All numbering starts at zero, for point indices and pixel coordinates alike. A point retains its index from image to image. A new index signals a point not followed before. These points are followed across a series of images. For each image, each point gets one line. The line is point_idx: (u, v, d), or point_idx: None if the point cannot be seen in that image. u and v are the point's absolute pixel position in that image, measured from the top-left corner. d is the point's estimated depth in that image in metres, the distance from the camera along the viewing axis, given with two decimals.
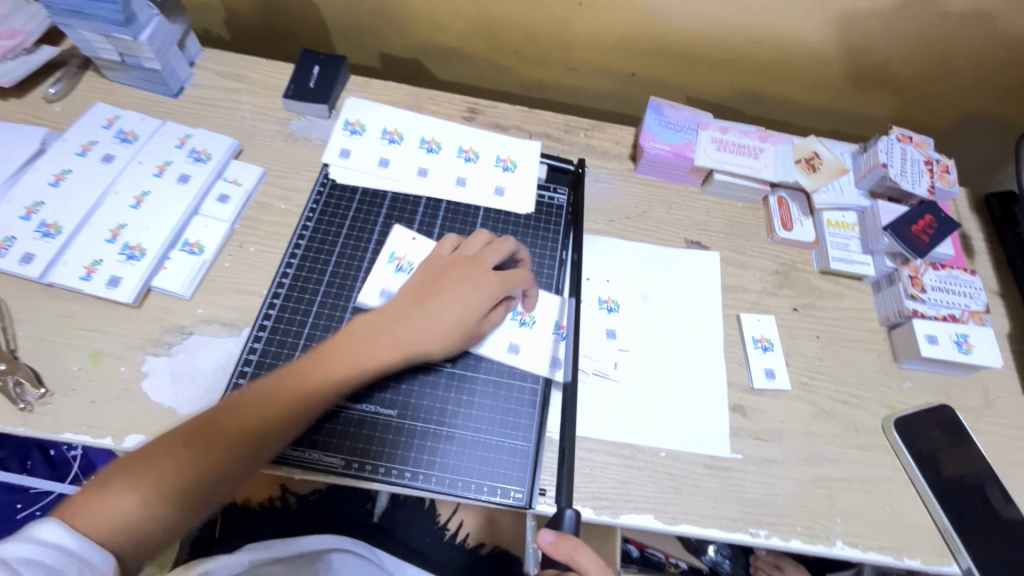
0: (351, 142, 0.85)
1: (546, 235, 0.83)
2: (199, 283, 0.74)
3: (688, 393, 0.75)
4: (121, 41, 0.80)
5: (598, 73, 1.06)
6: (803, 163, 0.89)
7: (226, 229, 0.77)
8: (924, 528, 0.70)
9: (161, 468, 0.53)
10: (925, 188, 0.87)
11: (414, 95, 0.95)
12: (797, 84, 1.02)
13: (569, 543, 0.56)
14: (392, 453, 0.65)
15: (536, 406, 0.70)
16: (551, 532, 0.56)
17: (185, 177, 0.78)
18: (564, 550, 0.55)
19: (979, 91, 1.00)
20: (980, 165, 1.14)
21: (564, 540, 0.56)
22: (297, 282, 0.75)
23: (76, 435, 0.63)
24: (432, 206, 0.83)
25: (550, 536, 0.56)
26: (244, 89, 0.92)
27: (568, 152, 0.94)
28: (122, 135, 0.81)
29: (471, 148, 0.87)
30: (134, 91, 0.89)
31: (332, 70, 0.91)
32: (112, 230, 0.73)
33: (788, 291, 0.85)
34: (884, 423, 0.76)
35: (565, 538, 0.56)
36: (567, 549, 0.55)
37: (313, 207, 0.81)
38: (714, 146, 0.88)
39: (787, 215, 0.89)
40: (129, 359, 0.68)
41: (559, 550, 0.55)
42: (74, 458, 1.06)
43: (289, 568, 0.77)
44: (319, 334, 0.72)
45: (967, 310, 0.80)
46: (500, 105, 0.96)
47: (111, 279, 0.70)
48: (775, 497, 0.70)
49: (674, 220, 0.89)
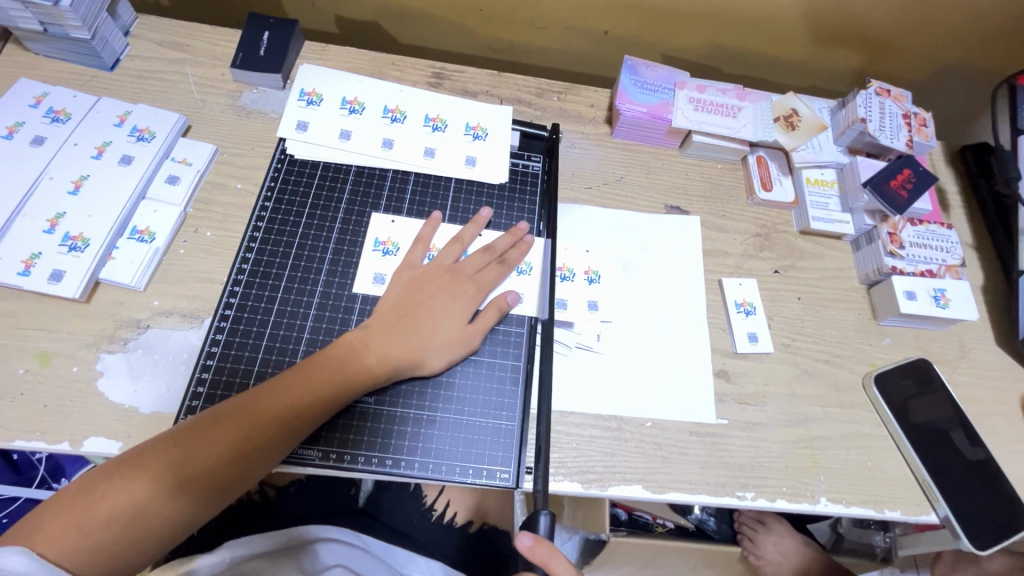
0: (308, 114, 0.79)
1: (521, 205, 0.79)
2: (152, 273, 0.69)
3: (672, 361, 0.74)
4: (41, 8, 0.71)
5: (569, 32, 1.01)
6: (781, 121, 0.87)
7: (178, 214, 0.72)
8: (903, 480, 0.72)
9: (147, 477, 0.53)
10: (903, 142, 0.86)
11: (375, 61, 0.89)
12: (774, 38, 0.99)
13: (546, 548, 0.56)
14: (372, 441, 0.63)
15: (519, 384, 0.68)
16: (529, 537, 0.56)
17: (128, 158, 0.72)
18: (541, 554, 0.56)
19: (955, 41, 0.98)
20: (953, 117, 1.14)
21: (541, 544, 0.57)
22: (258, 268, 0.70)
23: (28, 442, 0.59)
24: (400, 180, 0.78)
25: (528, 539, 0.57)
26: (187, 59, 0.85)
27: (541, 118, 0.89)
28: (53, 114, 0.73)
29: (438, 115, 0.82)
30: (63, 64, 0.81)
31: (283, 36, 0.84)
32: (50, 219, 0.67)
33: (768, 253, 0.84)
34: (863, 380, 0.77)
35: (541, 541, 0.57)
36: (544, 555, 0.56)
37: (271, 186, 0.75)
38: (691, 106, 0.85)
39: (767, 175, 0.88)
40: (82, 358, 0.63)
41: (535, 555, 0.56)
42: (40, 461, 1.01)
43: (273, 559, 0.75)
44: (286, 321, 0.68)
45: (944, 264, 0.81)
46: (467, 69, 0.90)
47: (53, 273, 0.65)
48: (761, 459, 0.70)
49: (652, 185, 0.86)
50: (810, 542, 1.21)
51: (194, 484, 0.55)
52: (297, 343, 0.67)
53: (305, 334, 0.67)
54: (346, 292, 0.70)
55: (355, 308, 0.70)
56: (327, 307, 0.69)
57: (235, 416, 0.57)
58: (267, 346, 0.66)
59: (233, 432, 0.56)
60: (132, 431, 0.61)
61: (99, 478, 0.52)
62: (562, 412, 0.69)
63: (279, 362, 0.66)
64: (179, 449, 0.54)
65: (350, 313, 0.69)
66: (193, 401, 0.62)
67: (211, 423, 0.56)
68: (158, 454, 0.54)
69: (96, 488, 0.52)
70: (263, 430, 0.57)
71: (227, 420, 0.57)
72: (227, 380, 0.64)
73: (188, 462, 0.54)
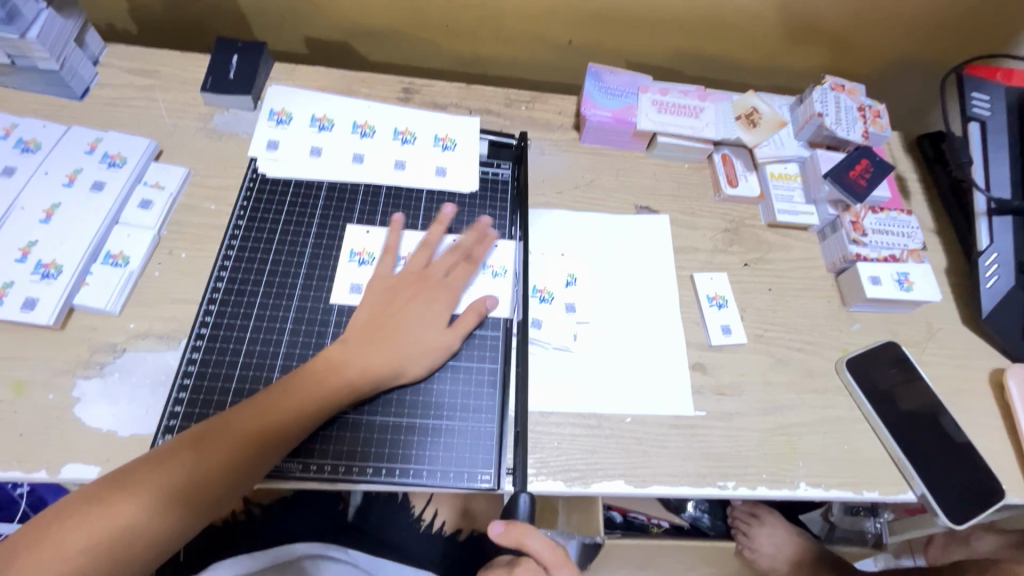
0: (279, 133, 0.80)
1: (493, 211, 0.81)
2: (127, 296, 0.69)
3: (648, 356, 0.75)
4: (8, 41, 0.72)
5: (535, 43, 1.04)
6: (743, 119, 0.90)
7: (151, 237, 0.72)
8: (880, 461, 0.73)
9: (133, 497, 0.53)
10: (859, 134, 0.89)
11: (344, 79, 0.91)
12: (732, 40, 1.02)
13: (518, 529, 0.58)
14: (353, 450, 0.63)
15: (497, 386, 0.69)
16: (500, 523, 0.58)
17: (99, 184, 0.73)
18: (513, 538, 0.58)
19: (904, 36, 1.03)
20: (910, 108, 1.18)
21: (513, 528, 0.58)
22: (233, 285, 0.71)
23: (4, 472, 0.58)
24: (372, 193, 0.79)
25: (499, 525, 0.58)
26: (157, 85, 0.86)
27: (509, 127, 0.91)
28: (22, 145, 0.74)
29: (407, 128, 0.83)
30: (32, 95, 0.81)
31: (252, 58, 0.86)
32: (22, 248, 0.67)
33: (738, 247, 0.86)
34: (836, 365, 0.79)
35: (513, 525, 0.59)
36: (515, 536, 0.58)
37: (244, 205, 0.76)
38: (655, 109, 0.87)
39: (732, 171, 0.90)
40: (57, 385, 0.63)
41: (507, 539, 0.58)
42: (21, 496, 0.99)
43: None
44: (262, 337, 0.68)
45: (906, 249, 0.83)
46: (435, 83, 0.92)
47: (26, 301, 0.65)
48: (740, 448, 0.71)
49: (622, 187, 0.89)
50: (803, 532, 1.22)
51: (181, 504, 0.55)
52: (274, 357, 0.67)
53: (281, 348, 0.68)
54: (322, 305, 0.71)
55: (331, 320, 0.70)
56: (303, 320, 0.70)
57: (215, 435, 0.57)
58: (244, 362, 0.67)
59: (213, 452, 0.56)
60: (110, 456, 0.60)
61: (75, 506, 0.52)
62: (541, 413, 0.70)
63: (257, 378, 0.66)
64: (157, 472, 0.54)
65: (326, 326, 0.70)
66: (171, 421, 0.62)
67: (191, 444, 0.56)
68: (136, 478, 0.54)
69: (73, 517, 0.51)
70: (244, 448, 0.57)
71: (207, 440, 0.57)
72: (205, 398, 0.64)
73: (167, 484, 0.54)
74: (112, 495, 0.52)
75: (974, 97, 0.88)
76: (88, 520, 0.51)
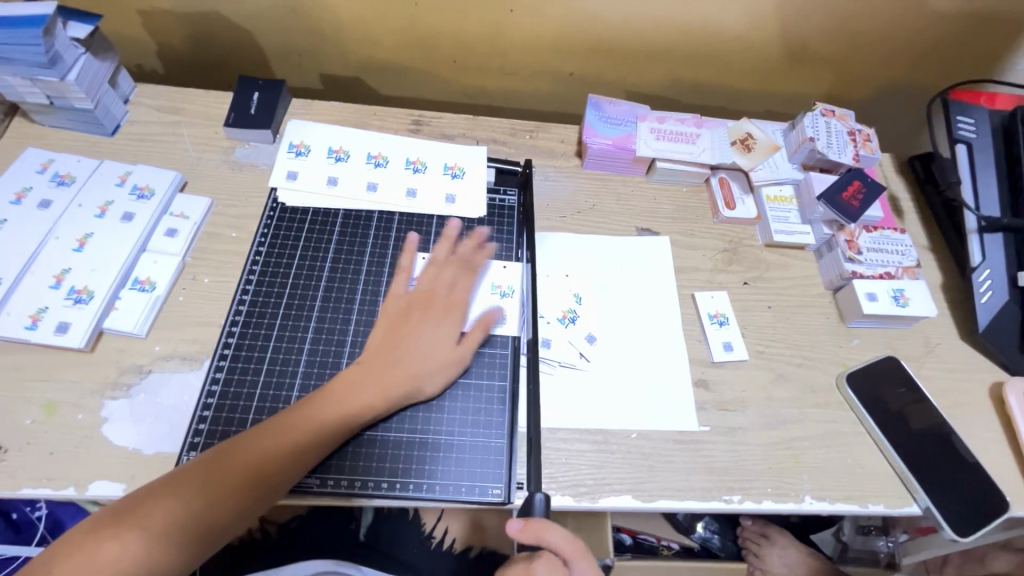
0: (297, 164, 0.85)
1: (500, 234, 0.85)
2: (153, 320, 0.72)
3: (653, 373, 0.78)
4: (48, 84, 0.78)
5: (538, 76, 1.09)
6: (738, 145, 0.94)
7: (177, 263, 0.76)
8: (883, 474, 0.74)
9: (163, 510, 0.56)
10: (850, 156, 0.93)
11: (358, 113, 0.96)
12: (725, 70, 1.08)
13: (538, 524, 0.58)
14: (367, 466, 0.66)
15: (506, 403, 0.71)
16: (519, 519, 0.58)
17: (128, 215, 0.77)
18: (534, 532, 0.58)
19: (890, 63, 1.07)
20: (902, 130, 1.22)
21: (532, 524, 0.58)
22: (254, 307, 0.74)
23: (36, 489, 0.61)
24: (385, 220, 0.83)
25: (518, 522, 0.58)
26: (183, 121, 0.91)
27: (514, 155, 0.96)
28: (58, 179, 0.79)
29: (418, 158, 0.88)
30: (67, 133, 0.87)
31: (272, 95, 0.91)
32: (56, 275, 0.71)
33: (737, 266, 0.89)
34: (837, 380, 0.81)
35: (532, 521, 0.58)
36: (535, 531, 0.58)
37: (265, 232, 0.80)
38: (653, 136, 0.92)
39: (729, 194, 0.94)
40: (86, 406, 0.66)
41: (527, 534, 0.57)
42: (39, 518, 1.01)
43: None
44: (281, 357, 0.71)
45: (900, 266, 0.86)
46: (444, 115, 0.98)
47: (59, 325, 0.68)
48: (744, 462, 0.73)
49: (623, 210, 0.92)
50: (815, 552, 1.21)
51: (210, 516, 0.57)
52: (292, 377, 0.70)
53: (300, 367, 0.71)
54: (338, 326, 0.74)
55: (347, 341, 0.73)
56: (320, 341, 0.73)
57: (238, 452, 0.60)
58: (265, 381, 0.70)
59: (237, 466, 0.59)
60: (135, 473, 0.63)
61: (108, 519, 0.55)
62: (550, 429, 0.72)
63: (276, 397, 0.69)
64: (183, 486, 0.57)
65: (342, 346, 0.73)
66: (195, 438, 0.65)
67: (215, 460, 0.59)
68: (165, 491, 0.57)
69: (105, 531, 0.54)
70: (264, 465, 0.60)
71: (231, 456, 0.59)
72: (228, 416, 0.67)
73: (194, 498, 0.57)
74: (142, 508, 0.55)
75: (959, 120, 0.92)
76: (123, 531, 0.54)
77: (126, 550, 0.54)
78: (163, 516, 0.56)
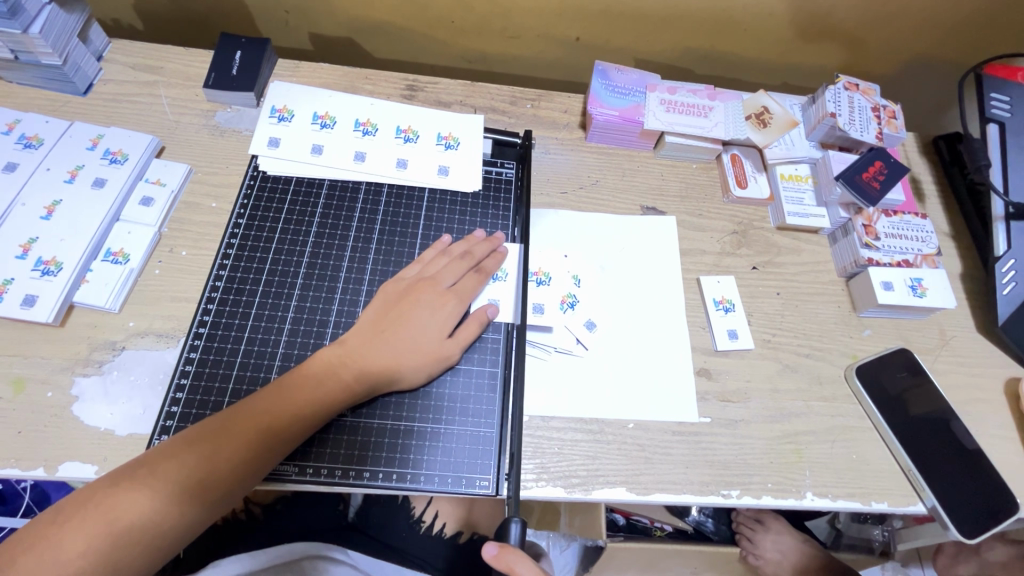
0: (280, 130, 0.80)
1: (496, 210, 0.80)
2: (127, 294, 0.69)
3: (656, 361, 0.74)
4: (10, 36, 0.72)
5: (541, 40, 1.02)
6: (753, 119, 0.88)
7: (152, 234, 0.72)
8: (889, 472, 0.71)
9: (134, 498, 0.52)
10: (873, 134, 0.87)
11: (347, 76, 0.90)
12: (742, 39, 1.00)
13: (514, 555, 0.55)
14: (349, 454, 0.63)
15: (497, 391, 0.68)
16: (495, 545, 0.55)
17: (100, 180, 0.72)
18: (507, 562, 0.54)
19: (921, 34, 1.00)
20: (926, 106, 1.15)
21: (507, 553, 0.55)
22: (232, 284, 0.70)
23: (2, 470, 0.58)
24: (374, 192, 0.79)
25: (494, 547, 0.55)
26: (160, 81, 0.85)
27: (514, 125, 0.90)
28: (25, 141, 0.74)
29: (410, 126, 0.82)
30: (37, 91, 0.81)
31: (254, 55, 0.85)
32: (23, 245, 0.67)
33: (746, 250, 0.84)
34: (846, 372, 0.77)
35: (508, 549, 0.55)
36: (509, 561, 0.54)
37: (245, 203, 0.76)
38: (663, 108, 0.86)
39: (741, 172, 0.88)
40: (56, 383, 0.63)
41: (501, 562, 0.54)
42: (25, 490, 1.00)
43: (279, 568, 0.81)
44: (260, 337, 0.68)
45: (920, 254, 0.81)
46: (440, 81, 0.91)
47: (26, 297, 0.64)
48: (744, 456, 0.69)
49: (627, 187, 0.87)
50: (810, 539, 1.18)
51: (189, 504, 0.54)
52: (271, 359, 0.67)
53: (280, 348, 0.67)
54: (321, 305, 0.70)
55: (329, 322, 0.69)
56: (301, 321, 0.69)
57: (215, 438, 0.56)
58: (241, 362, 0.66)
59: (212, 453, 0.55)
60: (107, 454, 0.60)
61: (74, 506, 0.51)
62: (542, 417, 0.69)
63: (254, 379, 0.65)
64: (155, 474, 0.53)
65: (325, 327, 0.69)
66: (167, 421, 0.62)
67: (189, 445, 0.55)
68: (135, 477, 0.53)
69: (69, 518, 0.50)
70: (242, 454, 0.56)
71: (205, 442, 0.56)
72: (202, 398, 0.63)
73: (169, 481, 0.54)
74: (112, 496, 0.52)
75: (993, 98, 0.86)
76: (90, 519, 0.51)
77: (92, 540, 0.50)
78: (132, 505, 0.52)
